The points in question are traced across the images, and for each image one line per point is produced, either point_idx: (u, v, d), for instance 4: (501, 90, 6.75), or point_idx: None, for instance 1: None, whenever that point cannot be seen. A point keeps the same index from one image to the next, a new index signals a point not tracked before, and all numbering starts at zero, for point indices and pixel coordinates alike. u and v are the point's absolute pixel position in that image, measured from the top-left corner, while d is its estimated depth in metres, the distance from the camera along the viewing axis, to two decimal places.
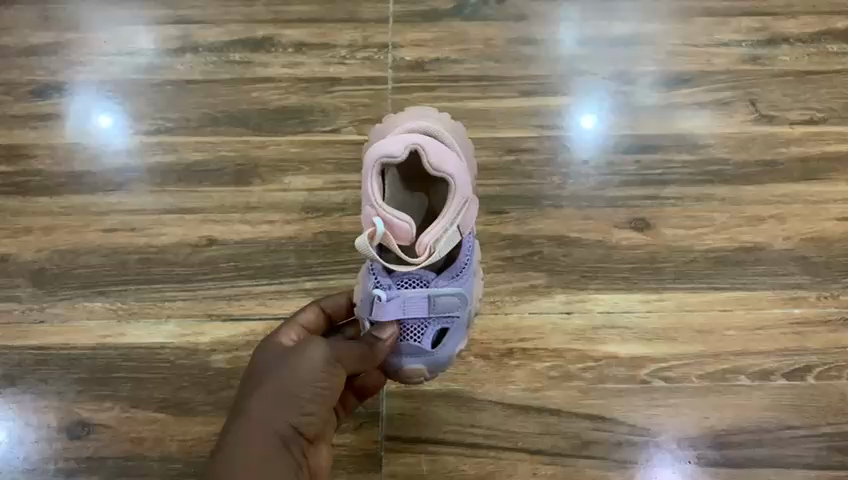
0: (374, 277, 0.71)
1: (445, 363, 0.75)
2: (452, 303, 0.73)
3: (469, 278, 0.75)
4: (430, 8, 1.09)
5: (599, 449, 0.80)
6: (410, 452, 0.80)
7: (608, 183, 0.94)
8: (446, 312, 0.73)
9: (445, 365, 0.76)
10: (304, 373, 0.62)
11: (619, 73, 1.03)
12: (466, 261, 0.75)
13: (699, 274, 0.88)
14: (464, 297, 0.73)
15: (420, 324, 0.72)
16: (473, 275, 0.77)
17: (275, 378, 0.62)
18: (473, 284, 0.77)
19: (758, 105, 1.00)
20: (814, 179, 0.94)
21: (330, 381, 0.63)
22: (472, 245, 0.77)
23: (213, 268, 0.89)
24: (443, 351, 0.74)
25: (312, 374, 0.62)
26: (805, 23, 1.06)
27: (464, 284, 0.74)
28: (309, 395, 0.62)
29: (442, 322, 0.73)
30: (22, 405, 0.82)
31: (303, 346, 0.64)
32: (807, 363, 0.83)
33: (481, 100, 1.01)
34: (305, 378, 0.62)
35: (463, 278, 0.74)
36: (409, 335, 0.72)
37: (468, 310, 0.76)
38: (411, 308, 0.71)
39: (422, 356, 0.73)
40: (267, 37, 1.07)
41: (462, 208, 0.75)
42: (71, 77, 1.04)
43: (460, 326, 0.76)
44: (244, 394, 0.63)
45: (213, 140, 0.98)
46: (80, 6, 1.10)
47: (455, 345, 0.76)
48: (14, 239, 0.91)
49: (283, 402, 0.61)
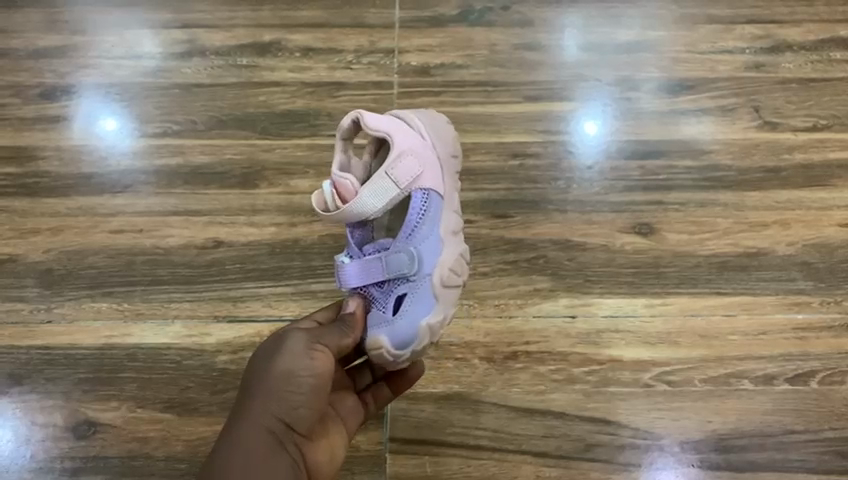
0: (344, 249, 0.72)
1: (411, 336, 0.69)
2: (405, 263, 0.70)
3: (427, 241, 0.72)
4: (435, 14, 1.10)
5: (602, 452, 0.80)
6: (414, 453, 0.81)
7: (612, 188, 0.95)
8: (401, 274, 0.70)
9: (415, 340, 0.70)
10: (288, 368, 0.62)
11: (623, 79, 1.04)
12: (419, 221, 0.72)
13: (703, 278, 0.89)
14: (414, 255, 0.70)
15: (381, 293, 0.70)
16: (436, 241, 0.72)
17: (261, 378, 0.62)
18: (441, 254, 0.72)
19: (761, 112, 1.01)
20: (817, 186, 0.95)
21: (316, 371, 0.63)
22: (431, 204, 0.72)
23: (219, 270, 0.89)
24: (408, 323, 0.70)
25: (296, 367, 0.62)
26: (809, 30, 1.08)
27: (416, 243, 0.71)
28: (298, 389, 0.62)
29: (402, 287, 0.71)
30: (28, 404, 0.82)
31: (285, 340, 0.64)
32: (810, 368, 0.84)
33: (485, 104, 1.01)
34: (290, 372, 0.62)
35: (416, 238, 0.71)
36: (376, 305, 0.70)
37: (431, 275, 0.71)
38: (369, 272, 0.69)
39: (385, 328, 0.69)
40: (275, 41, 1.08)
41: (399, 159, 0.70)
42: (79, 80, 1.05)
43: (427, 295, 0.71)
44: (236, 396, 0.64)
45: (220, 143, 0.98)
46: (89, 11, 1.11)
47: (422, 316, 0.70)
48: (21, 240, 0.92)
49: (271, 400, 0.61)
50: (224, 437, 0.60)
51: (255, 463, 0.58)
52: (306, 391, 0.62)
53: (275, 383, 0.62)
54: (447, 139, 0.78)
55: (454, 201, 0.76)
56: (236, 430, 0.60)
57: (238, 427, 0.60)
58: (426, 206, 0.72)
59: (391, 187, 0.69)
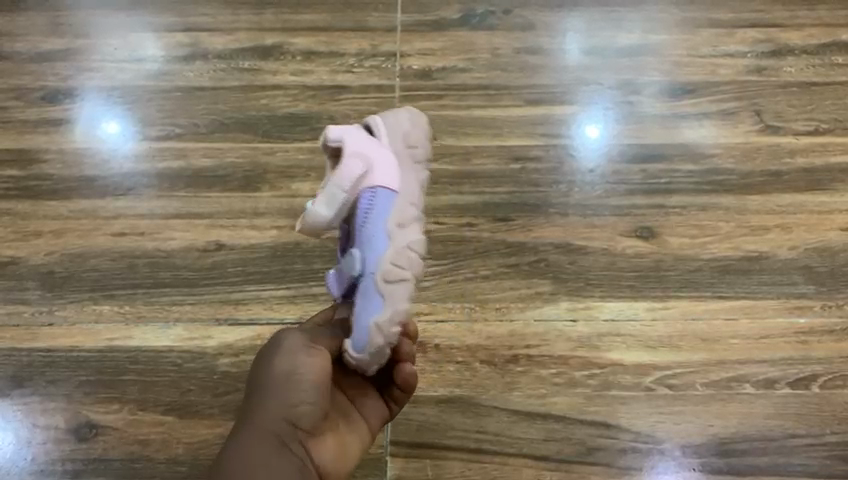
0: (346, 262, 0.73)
1: (360, 339, 0.63)
2: (353, 263, 0.66)
3: (371, 239, 0.65)
4: (437, 18, 1.10)
5: (603, 456, 0.80)
6: (414, 457, 0.80)
7: (614, 192, 0.95)
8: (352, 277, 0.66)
9: (365, 343, 0.63)
10: (284, 370, 0.62)
11: (625, 83, 1.04)
12: (365, 222, 0.67)
13: (705, 282, 0.89)
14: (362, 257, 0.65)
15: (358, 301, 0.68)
16: (377, 236, 0.65)
17: (263, 380, 0.62)
18: (387, 248, 0.65)
19: (763, 116, 1.01)
20: (818, 190, 0.95)
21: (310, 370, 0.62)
22: (377, 205, 0.66)
23: (220, 273, 0.90)
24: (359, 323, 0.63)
25: (290, 369, 0.62)
26: (811, 34, 1.08)
27: (365, 245, 0.66)
28: (297, 386, 0.61)
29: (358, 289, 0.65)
30: (29, 406, 0.82)
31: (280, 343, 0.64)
32: (812, 372, 0.84)
33: (486, 108, 1.01)
34: (287, 371, 0.61)
35: (364, 240, 0.66)
36: None
37: (377, 271, 0.64)
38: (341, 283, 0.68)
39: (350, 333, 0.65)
40: (277, 45, 1.08)
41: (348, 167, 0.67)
42: (81, 83, 1.05)
43: (373, 293, 0.63)
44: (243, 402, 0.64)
45: (222, 146, 0.99)
46: (92, 14, 1.12)
47: (368, 316, 0.63)
48: (23, 242, 0.92)
49: (271, 403, 0.61)
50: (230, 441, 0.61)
51: (259, 467, 0.58)
52: (307, 389, 0.61)
53: (273, 382, 0.61)
54: (409, 133, 0.72)
55: (410, 195, 0.68)
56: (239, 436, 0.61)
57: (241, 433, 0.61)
58: (372, 205, 0.67)
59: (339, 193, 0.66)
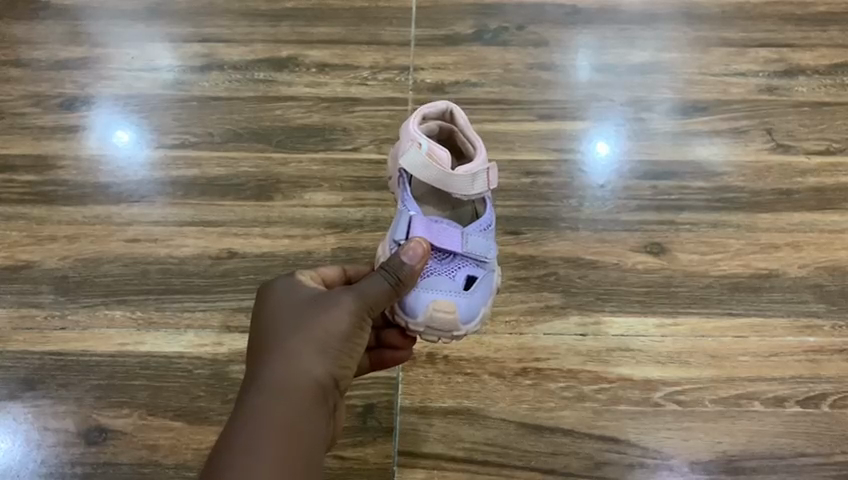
0: (404, 203, 0.77)
1: (470, 315, 0.73)
2: (482, 248, 0.76)
3: (482, 241, 0.76)
4: (451, 32, 1.12)
5: (612, 471, 0.79)
6: (423, 468, 0.79)
7: (624, 208, 0.95)
8: (471, 252, 0.75)
9: (470, 320, 0.74)
10: (341, 327, 0.61)
11: (635, 100, 1.05)
12: (485, 226, 0.78)
13: (715, 299, 0.89)
14: (486, 246, 0.77)
15: (448, 266, 0.74)
16: (495, 254, 0.78)
17: (300, 329, 0.61)
18: (496, 270, 0.79)
19: (774, 134, 1.01)
20: (830, 209, 0.95)
21: (362, 338, 0.63)
22: (490, 219, 0.78)
23: (231, 280, 0.90)
24: (470, 301, 0.73)
25: (347, 328, 0.61)
26: (823, 55, 1.09)
27: (483, 234, 0.77)
28: (340, 343, 0.61)
29: (468, 270, 0.75)
30: (39, 408, 0.83)
31: (334, 296, 0.62)
32: (821, 391, 0.83)
33: (497, 122, 1.02)
34: (333, 327, 0.61)
35: (484, 232, 0.77)
36: (441, 273, 0.73)
37: (492, 275, 0.78)
38: (440, 235, 0.74)
39: (436, 295, 0.72)
40: (292, 56, 1.10)
41: (459, 115, 0.83)
42: (97, 91, 1.06)
43: (489, 286, 0.76)
44: (263, 342, 0.61)
45: (236, 156, 1.00)
46: (110, 23, 1.14)
47: (480, 302, 0.74)
48: (39, 246, 0.93)
49: (318, 352, 0.60)
50: (260, 385, 0.57)
51: (293, 418, 0.56)
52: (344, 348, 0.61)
53: (317, 333, 0.60)
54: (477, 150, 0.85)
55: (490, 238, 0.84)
56: (273, 379, 0.58)
57: (276, 376, 0.58)
58: (492, 221, 0.78)
59: (484, 176, 0.76)
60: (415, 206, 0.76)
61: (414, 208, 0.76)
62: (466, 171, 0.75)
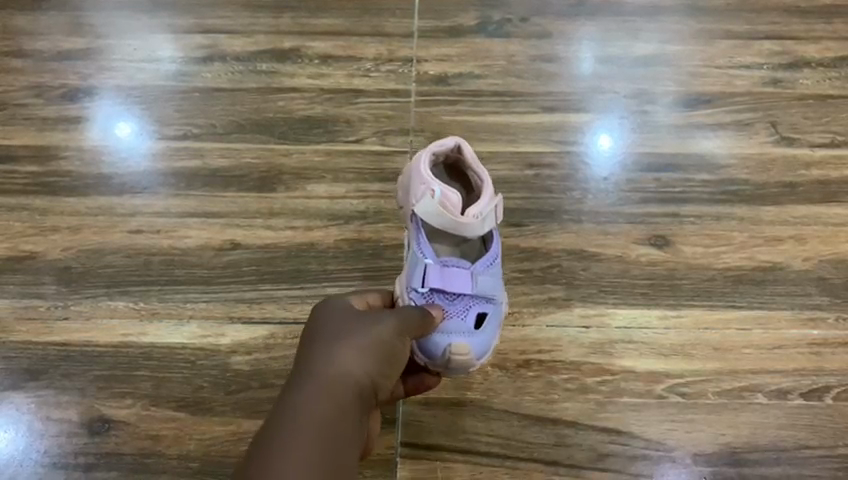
0: (417, 247, 0.76)
1: (483, 352, 0.75)
2: (491, 286, 0.76)
3: (491, 277, 0.77)
4: (454, 24, 1.11)
5: (614, 463, 0.79)
6: (425, 459, 0.79)
7: (627, 200, 0.95)
8: (481, 293, 0.75)
9: (483, 356, 0.75)
10: (383, 342, 0.62)
11: (638, 92, 1.05)
12: (494, 260, 0.78)
13: (718, 292, 0.89)
14: (494, 282, 0.77)
15: (461, 307, 0.74)
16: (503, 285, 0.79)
17: (345, 337, 0.61)
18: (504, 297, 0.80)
19: (778, 127, 1.01)
20: (834, 202, 0.95)
21: (399, 353, 0.63)
22: (499, 250, 0.78)
23: (234, 272, 0.90)
24: (483, 338, 0.75)
25: (388, 344, 0.62)
26: (828, 48, 1.09)
27: (492, 270, 0.77)
28: (381, 357, 0.61)
29: (480, 309, 0.75)
30: (42, 399, 0.83)
31: (377, 315, 0.64)
32: (825, 383, 0.83)
33: (500, 114, 1.02)
34: (376, 341, 0.62)
35: (492, 267, 0.77)
36: (454, 314, 0.74)
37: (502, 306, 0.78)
38: (452, 281, 0.74)
39: (448, 336, 0.73)
40: (294, 48, 1.09)
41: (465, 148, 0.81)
42: (100, 82, 1.06)
43: (499, 318, 0.77)
44: (307, 347, 0.61)
45: (240, 148, 0.99)
46: (111, 13, 1.13)
47: (492, 338, 0.76)
48: (42, 237, 0.93)
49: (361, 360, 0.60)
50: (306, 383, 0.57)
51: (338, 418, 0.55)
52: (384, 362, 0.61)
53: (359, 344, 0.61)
54: None
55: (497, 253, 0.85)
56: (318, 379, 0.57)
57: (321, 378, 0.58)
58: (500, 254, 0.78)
59: (493, 213, 0.76)
60: (429, 249, 0.76)
61: (427, 252, 0.76)
62: (476, 213, 0.75)
